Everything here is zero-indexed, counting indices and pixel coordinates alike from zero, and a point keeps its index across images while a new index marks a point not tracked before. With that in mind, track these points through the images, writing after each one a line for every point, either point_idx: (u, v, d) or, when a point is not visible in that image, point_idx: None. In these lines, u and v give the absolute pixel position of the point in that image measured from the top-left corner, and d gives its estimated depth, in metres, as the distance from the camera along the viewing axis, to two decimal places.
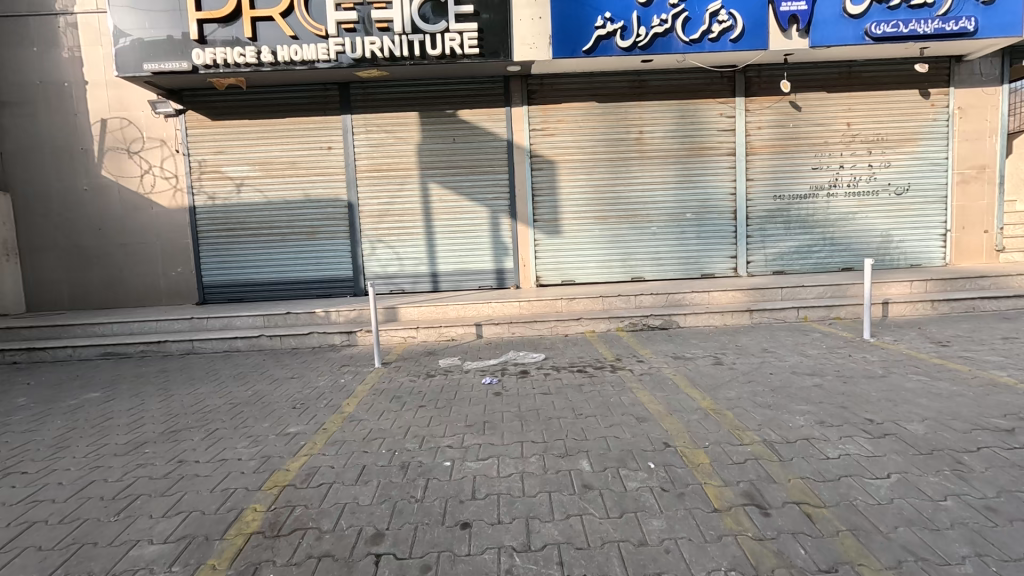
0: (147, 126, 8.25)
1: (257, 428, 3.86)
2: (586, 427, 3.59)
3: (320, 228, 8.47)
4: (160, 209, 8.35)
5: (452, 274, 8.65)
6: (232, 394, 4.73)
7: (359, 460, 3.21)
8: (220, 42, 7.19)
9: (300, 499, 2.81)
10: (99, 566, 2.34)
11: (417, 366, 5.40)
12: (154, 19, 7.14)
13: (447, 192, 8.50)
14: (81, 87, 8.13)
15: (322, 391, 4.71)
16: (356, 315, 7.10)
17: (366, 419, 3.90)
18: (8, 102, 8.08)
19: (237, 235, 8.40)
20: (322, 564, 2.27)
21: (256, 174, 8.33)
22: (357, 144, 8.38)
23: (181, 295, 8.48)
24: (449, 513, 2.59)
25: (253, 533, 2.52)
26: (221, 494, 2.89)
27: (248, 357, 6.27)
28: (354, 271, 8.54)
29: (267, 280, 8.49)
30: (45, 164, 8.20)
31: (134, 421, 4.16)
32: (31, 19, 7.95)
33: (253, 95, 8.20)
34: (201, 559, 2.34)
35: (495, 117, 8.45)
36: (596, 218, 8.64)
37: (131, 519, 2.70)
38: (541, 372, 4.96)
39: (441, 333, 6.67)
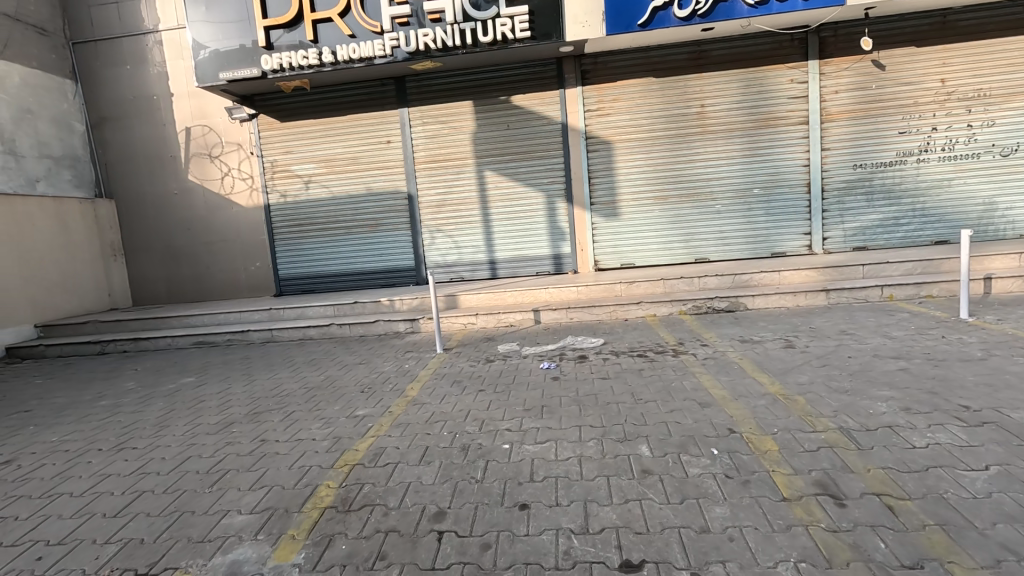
0: (224, 131, 8.86)
1: (329, 410, 4.11)
2: (645, 412, 3.52)
3: (382, 220, 8.79)
4: (239, 208, 8.99)
5: (509, 261, 8.71)
6: (306, 379, 5.06)
7: (421, 442, 3.34)
8: (285, 46, 7.57)
9: (368, 477, 2.97)
10: (197, 532, 2.61)
11: (477, 351, 5.51)
12: (226, 29, 7.62)
13: (503, 179, 8.53)
14: (168, 99, 8.86)
15: (388, 376, 4.92)
16: (418, 303, 7.34)
17: (428, 403, 4.04)
18: (108, 117, 8.96)
19: (306, 230, 8.90)
20: (388, 538, 2.40)
21: (322, 170, 8.75)
22: (414, 136, 8.58)
23: (260, 288, 9.11)
24: (508, 494, 2.65)
25: (326, 507, 2.70)
26: (298, 471, 3.12)
27: (321, 345, 6.67)
28: (415, 261, 8.82)
29: (336, 272, 8.95)
30: (140, 171, 9.05)
31: (223, 403, 4.56)
32: (124, 40, 8.73)
33: (316, 95, 8.57)
34: (282, 529, 2.55)
35: (548, 100, 8.34)
36: (655, 198, 8.36)
37: (221, 491, 2.98)
38: (600, 357, 4.91)
39: (499, 320, 6.75)
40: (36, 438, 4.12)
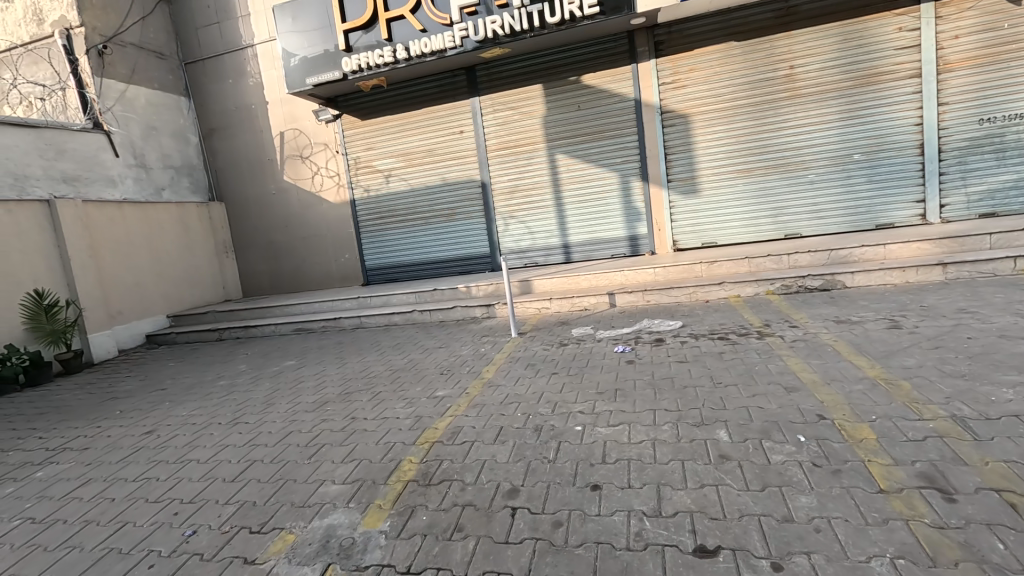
0: (313, 133, 9.50)
1: (411, 391, 4.36)
2: (725, 396, 3.38)
3: (458, 210, 9.04)
4: (328, 204, 9.65)
5: (583, 244, 8.62)
6: (391, 362, 5.38)
7: (496, 422, 3.45)
8: (363, 47, 7.95)
9: (447, 454, 3.13)
10: (299, 497, 2.91)
11: (551, 335, 5.55)
12: (311, 37, 8.15)
13: (575, 161, 8.42)
14: (263, 107, 9.65)
15: (466, 359, 5.10)
16: (494, 289, 7.51)
17: (503, 385, 4.16)
18: (216, 128, 9.96)
19: (388, 222, 9.38)
20: (465, 512, 2.53)
21: (401, 164, 9.15)
22: (486, 124, 8.70)
23: (349, 278, 9.75)
24: (580, 475, 2.67)
25: (409, 481, 2.89)
26: (384, 446, 3.36)
27: (404, 330, 7.04)
28: (490, 247, 8.99)
29: (417, 261, 9.37)
30: (243, 175, 9.97)
31: (319, 384, 4.99)
32: (225, 56, 9.61)
33: (393, 92, 8.94)
34: (370, 499, 2.77)
35: (620, 76, 8.08)
36: (739, 171, 7.85)
37: (318, 463, 3.28)
38: (678, 340, 4.75)
39: (574, 304, 6.72)
40: (171, 412, 4.77)
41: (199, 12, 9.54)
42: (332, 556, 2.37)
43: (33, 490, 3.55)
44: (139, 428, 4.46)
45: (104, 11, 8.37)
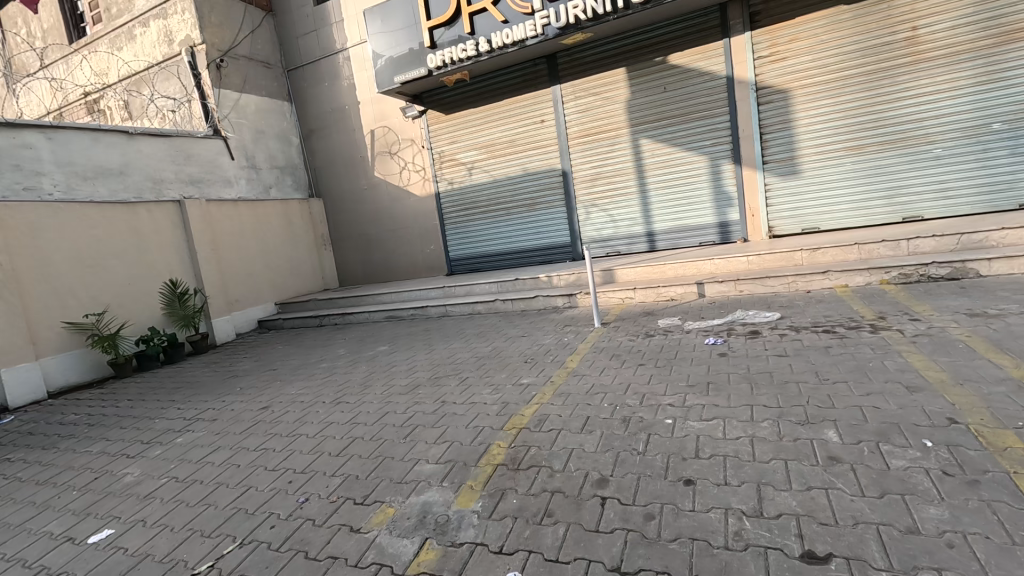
0: (400, 129, 9.92)
1: (497, 378, 4.47)
2: (833, 393, 3.12)
3: (539, 199, 9.06)
4: (415, 197, 10.06)
5: (668, 232, 8.31)
6: (476, 350, 5.54)
7: (583, 411, 3.45)
8: (447, 43, 8.15)
9: (534, 440, 3.17)
10: (397, 474, 3.10)
11: (636, 325, 5.42)
12: (398, 37, 8.48)
13: (661, 145, 8.11)
14: (355, 106, 10.21)
15: (549, 348, 5.13)
16: (576, 279, 7.46)
17: (588, 375, 4.14)
18: (314, 129, 10.71)
19: (472, 213, 9.62)
20: (554, 498, 2.56)
21: (483, 156, 9.32)
22: (567, 112, 8.61)
23: (434, 268, 10.13)
24: (672, 469, 2.60)
25: (498, 464, 2.97)
26: (473, 430, 3.48)
27: (487, 319, 7.21)
28: (571, 236, 8.94)
29: (499, 251, 9.53)
30: (338, 172, 10.66)
31: (410, 369, 5.26)
32: (322, 61, 10.28)
33: (475, 85, 9.09)
34: (462, 479, 2.89)
35: (710, 53, 7.63)
36: (847, 149, 7.14)
37: (412, 442, 3.47)
38: (776, 332, 4.45)
39: (659, 294, 6.51)
40: (282, 390, 5.26)
41: (299, 21, 10.28)
42: (428, 531, 2.51)
43: (175, 454, 4.10)
44: (257, 403, 4.97)
45: (220, 28, 9.27)
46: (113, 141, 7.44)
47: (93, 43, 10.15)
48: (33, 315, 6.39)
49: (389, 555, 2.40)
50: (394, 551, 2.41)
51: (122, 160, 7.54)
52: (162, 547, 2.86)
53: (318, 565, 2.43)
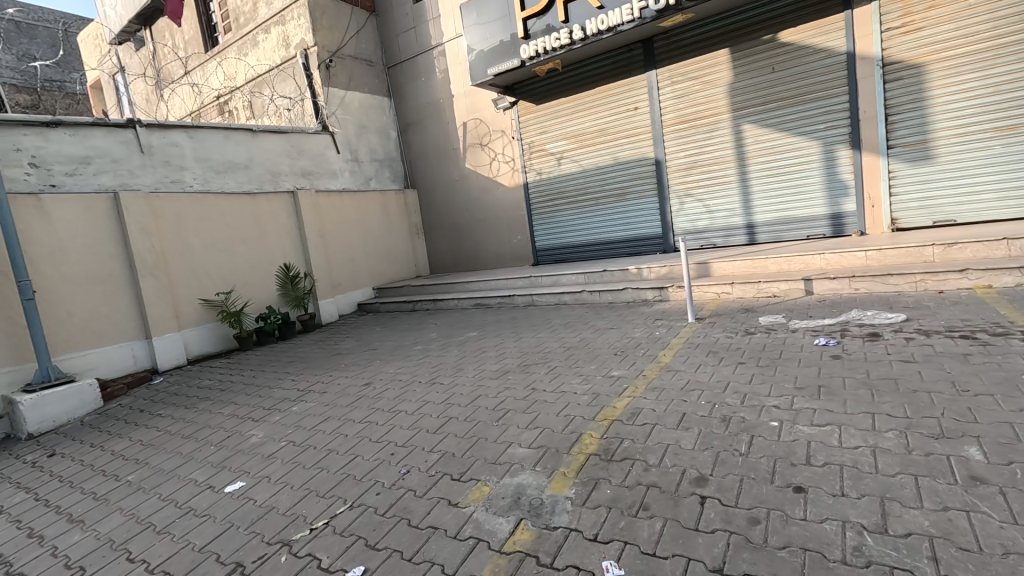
0: (492, 121, 10.10)
1: (587, 368, 4.46)
2: (975, 406, 2.77)
3: (630, 189, 8.84)
4: (504, 188, 10.23)
5: (770, 224, 7.77)
6: (564, 340, 5.56)
7: (678, 407, 3.35)
8: (540, 33, 8.14)
9: (627, 433, 3.14)
10: (491, 455, 3.21)
11: (734, 322, 5.15)
12: (492, 29, 8.61)
13: (766, 131, 7.57)
14: (449, 99, 10.53)
15: (640, 341, 5.03)
16: (667, 272, 7.23)
17: (683, 370, 4.01)
18: (410, 123, 11.21)
19: (560, 204, 9.61)
20: (650, 492, 2.52)
21: (573, 146, 9.26)
22: (663, 98, 8.29)
23: (521, 257, 10.25)
24: (779, 473, 2.46)
25: (591, 454, 2.98)
26: (565, 418, 3.51)
27: (574, 309, 7.20)
28: (663, 227, 8.64)
29: (587, 242, 9.45)
30: (432, 163, 11.09)
31: (499, 355, 5.40)
32: (419, 57, 10.70)
33: (567, 74, 9.02)
34: (555, 466, 2.93)
35: (828, 28, 6.96)
36: (997, 129, 6.24)
37: (505, 426, 3.57)
38: (901, 336, 4.01)
39: (760, 290, 6.11)
40: (382, 369, 5.63)
41: (399, 20, 10.76)
42: (523, 511, 2.58)
43: (292, 420, 4.55)
44: (360, 379, 5.37)
45: (330, 30, 9.95)
46: (240, 139, 8.29)
47: (224, 51, 11.35)
48: (177, 292, 7.35)
49: (485, 531, 2.50)
50: (490, 527, 2.52)
51: (247, 156, 8.39)
52: (284, 502, 3.21)
53: (420, 533, 2.60)
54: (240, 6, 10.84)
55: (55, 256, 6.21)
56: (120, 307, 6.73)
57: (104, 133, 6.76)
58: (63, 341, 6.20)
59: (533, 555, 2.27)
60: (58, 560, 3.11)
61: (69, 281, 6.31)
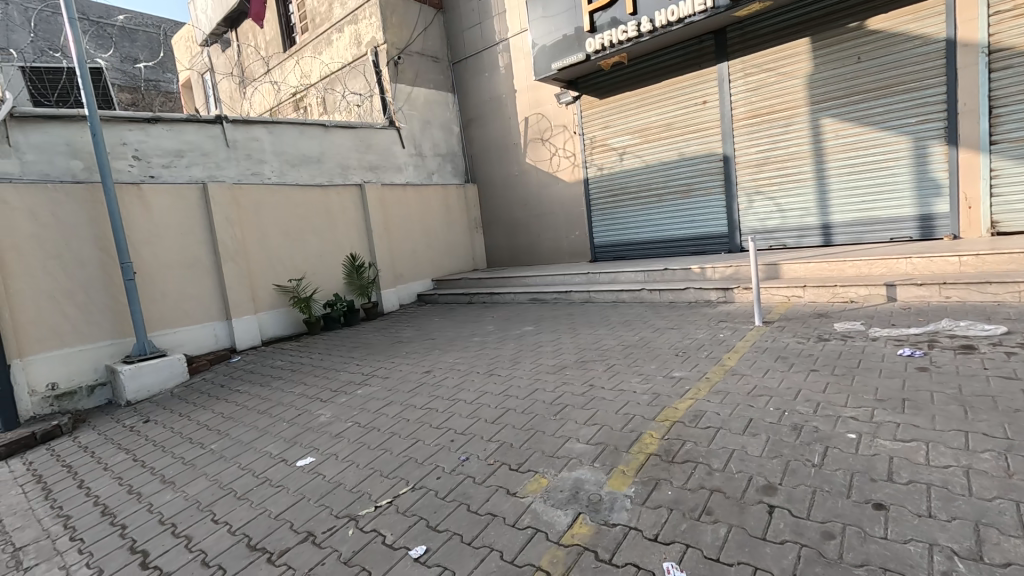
0: (554, 115, 10.06)
1: (647, 368, 4.39)
2: None
3: (696, 186, 8.56)
4: (563, 183, 10.18)
5: (849, 224, 7.30)
6: (623, 338, 5.49)
7: (744, 412, 3.23)
8: (606, 26, 8.02)
9: (690, 435, 3.07)
10: (549, 448, 3.23)
11: (805, 327, 4.89)
12: (557, 23, 8.56)
13: (848, 125, 7.10)
14: (511, 94, 10.58)
15: (703, 343, 4.88)
16: (733, 272, 6.96)
17: (749, 375, 3.86)
18: (473, 118, 11.36)
19: (621, 200, 9.46)
20: (714, 497, 2.46)
21: (637, 141, 9.08)
22: (734, 91, 7.95)
23: (579, 253, 10.18)
24: (857, 489, 2.33)
25: (651, 454, 2.94)
26: (624, 417, 3.47)
27: (633, 308, 7.08)
28: (729, 226, 8.31)
29: (647, 239, 9.26)
30: (492, 158, 11.20)
31: (556, 350, 5.41)
32: (483, 52, 10.81)
33: (633, 67, 8.84)
34: (614, 463, 2.92)
35: (925, 13, 6.40)
36: None
37: (562, 420, 3.58)
38: (1000, 350, 3.67)
39: (835, 294, 5.76)
40: (441, 358, 5.79)
41: (465, 16, 10.91)
42: (581, 506, 2.59)
43: (357, 402, 4.77)
44: (420, 367, 5.54)
45: (399, 28, 10.25)
46: (314, 134, 8.73)
47: (301, 50, 11.96)
48: (254, 277, 7.87)
49: (544, 522, 2.53)
50: (549, 518, 2.55)
51: (320, 150, 8.81)
52: (351, 479, 3.38)
53: (479, 519, 2.67)
54: (317, 7, 11.37)
55: (152, 241, 6.81)
56: (205, 290, 7.29)
57: (196, 129, 7.34)
58: (157, 319, 6.81)
59: (591, 549, 2.27)
60: (154, 515, 3.44)
61: (163, 264, 6.90)
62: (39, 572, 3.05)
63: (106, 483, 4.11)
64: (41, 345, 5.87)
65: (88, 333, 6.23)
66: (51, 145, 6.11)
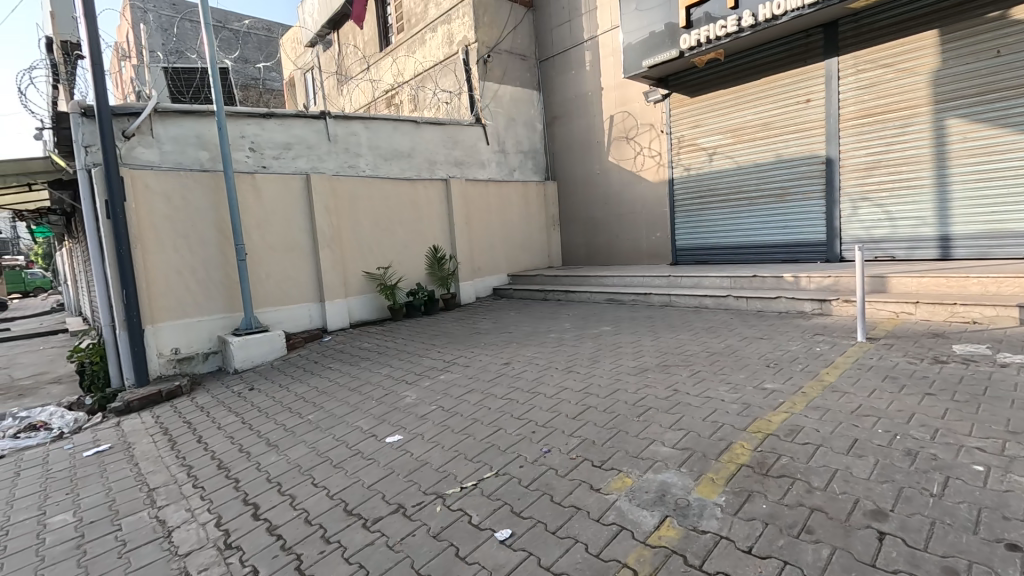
0: (641, 114, 9.87)
1: (735, 376, 4.22)
2: None
3: (792, 189, 8.06)
4: (647, 183, 9.97)
5: (973, 237, 6.58)
6: (708, 344, 5.31)
7: (847, 432, 3.04)
8: (703, 21, 7.74)
9: (785, 450, 2.93)
10: (633, 449, 3.21)
11: (918, 347, 4.49)
12: (651, 19, 8.37)
13: (979, 127, 6.40)
14: (598, 92, 10.48)
15: (797, 355, 4.63)
16: (831, 283, 6.49)
17: (852, 393, 3.61)
18: (557, 115, 11.38)
19: (708, 202, 9.11)
20: (814, 516, 2.34)
21: (729, 141, 8.69)
22: (843, 89, 7.39)
23: (659, 255, 9.93)
24: (985, 525, 2.12)
25: (742, 464, 2.84)
26: (712, 424, 3.37)
27: (716, 314, 6.82)
28: (828, 234, 7.76)
29: (735, 244, 8.86)
30: (575, 156, 11.16)
31: (636, 352, 5.33)
32: (571, 49, 10.77)
33: (729, 64, 8.46)
34: (702, 470, 2.85)
35: None
36: None
37: (646, 422, 3.54)
38: None
39: (954, 314, 5.21)
40: (519, 351, 5.89)
41: (556, 13, 10.93)
42: (668, 509, 2.56)
43: (440, 387, 4.99)
44: (499, 358, 5.68)
45: (490, 27, 10.47)
46: (406, 129, 9.14)
47: (396, 50, 12.55)
48: (347, 263, 8.40)
49: (629, 520, 2.53)
50: (634, 518, 2.54)
51: (410, 145, 9.21)
52: (437, 459, 3.55)
53: (563, 510, 2.71)
54: (413, 8, 11.85)
55: (262, 226, 7.47)
56: (303, 273, 7.88)
57: (304, 123, 7.93)
58: (262, 297, 7.46)
59: (679, 554, 2.24)
60: (262, 474, 3.81)
61: (270, 247, 7.54)
62: (169, 511, 3.48)
63: (220, 441, 4.60)
64: (168, 314, 6.63)
65: (205, 306, 6.95)
66: (184, 137, 6.85)
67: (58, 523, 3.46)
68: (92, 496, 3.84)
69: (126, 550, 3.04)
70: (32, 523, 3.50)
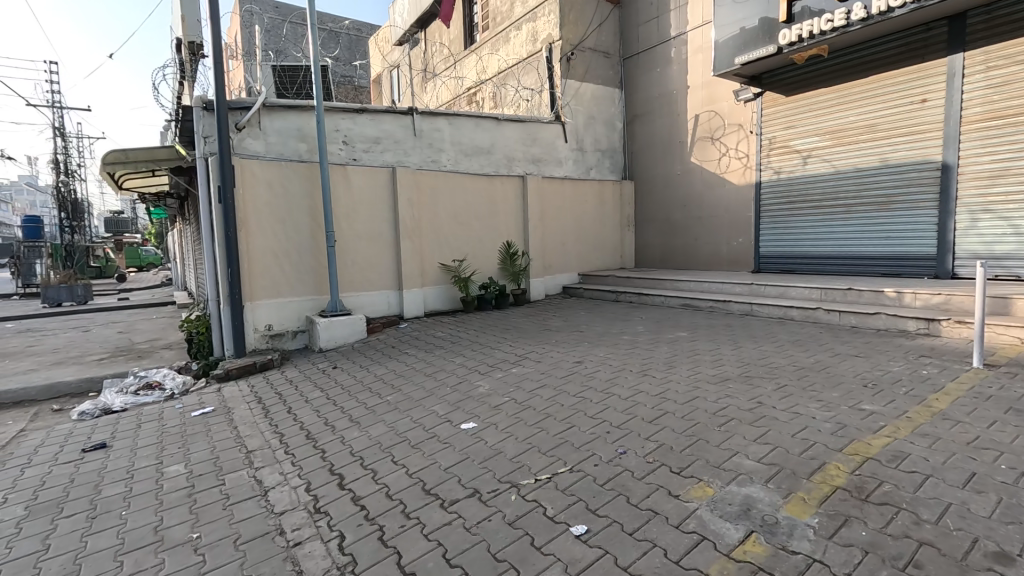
0: (729, 113, 9.45)
1: (827, 395, 3.95)
2: None
3: (898, 197, 7.41)
4: (731, 186, 9.54)
5: None
6: (796, 358, 5.00)
7: (963, 464, 2.76)
8: (806, 15, 7.27)
9: (888, 476, 2.71)
10: (715, 459, 3.11)
11: None
12: (747, 14, 7.98)
13: None
14: (684, 90, 10.15)
15: (899, 377, 4.26)
16: (940, 301, 5.91)
17: (967, 422, 3.28)
18: (638, 114, 11.13)
19: (799, 208, 8.59)
20: (923, 550, 2.16)
21: (827, 143, 8.14)
22: (968, 88, 6.68)
23: (740, 261, 9.48)
24: None
25: (838, 487, 2.66)
26: (802, 442, 3.19)
27: (804, 327, 6.41)
28: (939, 247, 7.06)
29: (827, 253, 8.29)
30: (655, 156, 10.87)
31: (716, 360, 5.12)
32: (658, 46, 10.48)
33: (832, 60, 7.91)
34: (792, 488, 2.71)
35: None
36: None
37: (729, 433, 3.41)
38: None
39: None
40: (591, 351, 5.85)
41: (644, 10, 10.67)
42: (754, 524, 2.45)
43: (512, 380, 5.07)
44: (571, 356, 5.67)
45: (575, 24, 10.40)
46: (487, 126, 9.31)
47: (480, 48, 12.81)
48: (425, 254, 8.71)
49: (711, 531, 2.45)
50: (717, 529, 2.46)
51: (491, 141, 9.38)
52: (510, 449, 3.61)
53: (640, 513, 2.67)
54: (499, 7, 12.03)
55: (351, 215, 7.91)
56: (385, 261, 8.26)
57: (393, 119, 8.29)
58: (347, 282, 7.91)
59: (767, 571, 2.15)
60: (346, 447, 4.06)
61: (356, 236, 7.97)
62: (265, 472, 3.79)
63: (308, 413, 4.94)
64: (265, 293, 7.18)
65: (297, 287, 7.47)
66: (287, 130, 7.38)
67: (173, 473, 3.87)
68: (200, 452, 4.27)
69: (230, 503, 3.35)
70: (152, 470, 3.94)
